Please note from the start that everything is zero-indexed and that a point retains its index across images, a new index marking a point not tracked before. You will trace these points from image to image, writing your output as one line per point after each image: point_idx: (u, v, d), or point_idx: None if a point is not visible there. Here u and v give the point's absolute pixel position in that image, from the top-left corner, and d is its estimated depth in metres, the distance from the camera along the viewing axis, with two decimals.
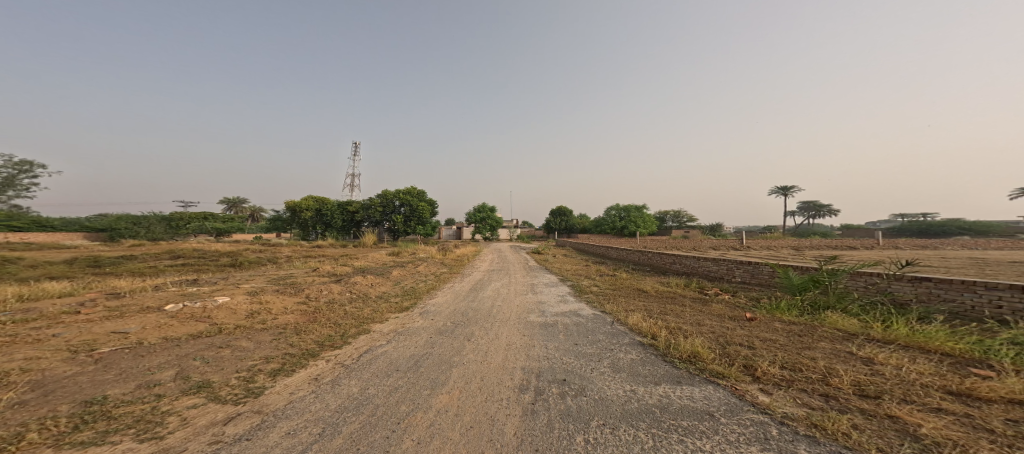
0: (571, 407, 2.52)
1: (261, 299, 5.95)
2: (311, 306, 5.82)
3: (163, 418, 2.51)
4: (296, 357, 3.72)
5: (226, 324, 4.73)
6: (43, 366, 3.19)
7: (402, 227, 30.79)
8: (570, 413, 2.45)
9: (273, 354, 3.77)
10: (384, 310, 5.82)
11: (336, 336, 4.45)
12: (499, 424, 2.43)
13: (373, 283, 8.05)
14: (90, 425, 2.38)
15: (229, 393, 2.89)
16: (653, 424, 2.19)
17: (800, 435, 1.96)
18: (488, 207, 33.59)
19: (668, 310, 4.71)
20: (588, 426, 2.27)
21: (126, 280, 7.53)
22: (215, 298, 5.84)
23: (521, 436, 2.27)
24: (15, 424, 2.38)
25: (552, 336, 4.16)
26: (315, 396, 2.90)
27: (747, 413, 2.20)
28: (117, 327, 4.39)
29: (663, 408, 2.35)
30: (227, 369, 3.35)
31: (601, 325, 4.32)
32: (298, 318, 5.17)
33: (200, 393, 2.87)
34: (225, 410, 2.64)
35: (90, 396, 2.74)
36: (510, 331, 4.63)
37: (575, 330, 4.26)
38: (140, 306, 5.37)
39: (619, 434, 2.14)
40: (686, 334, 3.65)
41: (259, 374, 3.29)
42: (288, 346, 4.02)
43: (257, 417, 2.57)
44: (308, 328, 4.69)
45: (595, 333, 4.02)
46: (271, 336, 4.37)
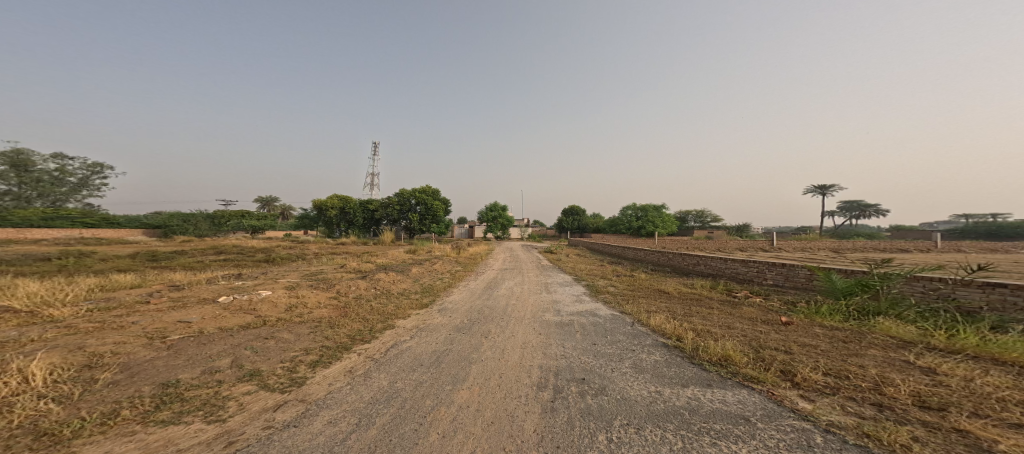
0: (591, 406, 2.50)
1: (297, 293, 6.10)
2: (342, 301, 5.93)
3: (223, 402, 2.62)
4: (332, 349, 3.80)
5: (269, 316, 4.83)
6: (129, 351, 3.35)
7: (418, 226, 31.33)
8: (590, 411, 2.43)
9: (312, 346, 3.86)
10: (405, 307, 5.89)
11: (364, 331, 4.51)
12: (518, 421, 2.43)
13: (394, 280, 8.15)
14: (167, 406, 2.51)
15: (275, 382, 3.00)
16: (682, 426, 2.15)
17: (849, 444, 1.91)
18: (500, 205, 33.65)
19: (694, 312, 4.63)
20: (611, 425, 2.25)
21: (181, 273, 7.89)
22: (259, 292, 6.02)
23: (541, 433, 2.26)
24: (111, 400, 2.54)
25: (569, 334, 4.14)
26: (351, 388, 2.97)
27: (788, 419, 2.15)
28: (182, 315, 4.57)
29: (693, 411, 2.30)
30: (273, 359, 3.46)
31: (620, 325, 4.29)
32: (331, 312, 5.27)
33: (252, 381, 2.98)
34: (274, 397, 2.74)
35: (165, 379, 2.88)
36: (525, 330, 4.62)
37: (592, 329, 4.23)
38: (198, 297, 5.59)
39: (645, 434, 2.11)
40: (715, 337, 3.59)
41: (301, 364, 3.38)
42: (324, 339, 4.10)
43: (301, 405, 2.66)
44: (340, 322, 4.77)
45: (614, 333, 3.98)
46: (309, 328, 4.47)
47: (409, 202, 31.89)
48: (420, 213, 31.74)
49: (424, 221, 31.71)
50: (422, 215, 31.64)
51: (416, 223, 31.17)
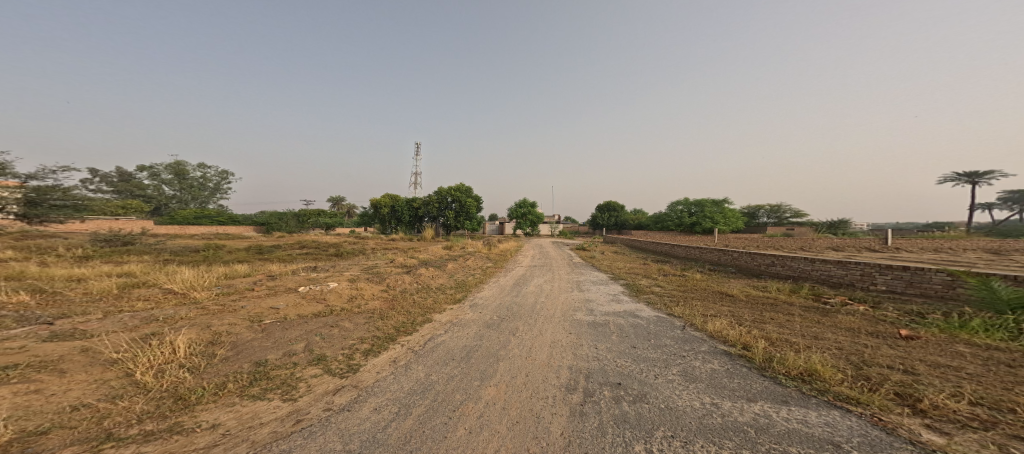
0: (627, 413, 2.39)
1: (357, 285, 6.39)
2: (390, 294, 6.13)
3: (296, 382, 2.84)
4: (382, 339, 3.93)
5: (335, 306, 5.07)
6: (238, 335, 3.71)
7: (454, 223, 32.17)
8: (626, 419, 2.33)
9: (368, 336, 4.01)
10: (440, 301, 5.97)
11: (408, 323, 4.61)
12: (545, 423, 2.36)
13: (433, 275, 8.31)
14: (257, 383, 2.79)
15: (337, 367, 3.17)
16: (744, 444, 2.01)
17: None
18: (529, 202, 33.39)
19: (769, 319, 4.31)
20: (651, 435, 2.14)
21: (276, 264, 8.76)
22: (328, 283, 6.41)
23: (568, 437, 2.19)
24: (220, 374, 2.90)
25: (603, 336, 4.01)
26: (395, 377, 3.05)
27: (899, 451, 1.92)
28: (272, 302, 5.00)
29: (760, 429, 2.14)
30: (336, 345, 3.66)
31: (667, 329, 4.11)
32: (381, 303, 5.43)
33: (319, 365, 3.18)
34: (335, 381, 2.91)
35: (257, 358, 3.18)
36: (554, 329, 4.54)
37: (631, 331, 4.08)
38: (287, 286, 6.08)
39: (693, 450, 1.98)
40: (794, 348, 3.30)
41: (357, 352, 3.55)
42: (377, 329, 4.25)
43: (355, 391, 2.78)
44: (389, 314, 4.90)
45: (659, 337, 3.82)
46: (366, 318, 4.65)
47: (446, 199, 32.82)
48: (455, 210, 32.56)
49: (459, 218, 32.54)
50: (457, 212, 32.44)
51: (453, 220, 32.11)
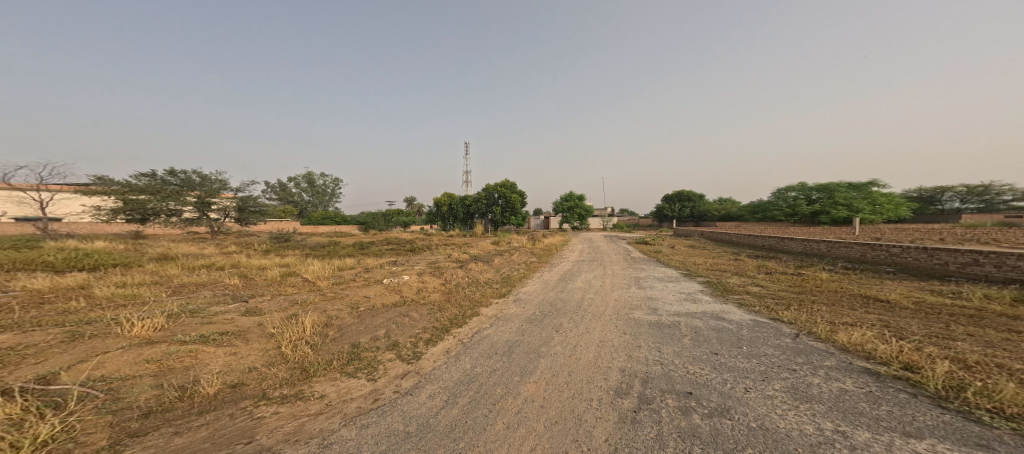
0: (702, 428, 2.19)
1: (423, 278, 6.86)
2: (446, 287, 6.33)
3: (376, 365, 3.32)
4: (438, 330, 4.25)
5: (405, 296, 5.60)
6: (342, 319, 4.50)
7: (500, 219, 32.58)
8: (695, 434, 2.14)
9: (429, 326, 4.39)
10: (487, 295, 6.00)
11: (460, 316, 4.81)
12: (586, 426, 2.31)
13: (480, 270, 8.34)
14: (350, 363, 3.34)
15: (406, 353, 3.60)
16: None
17: None
18: (576, 195, 32.79)
19: (980, 338, 3.30)
20: None
21: (370, 260, 10.36)
22: (402, 276, 7.13)
23: (614, 444, 2.11)
24: (330, 351, 3.56)
25: (672, 339, 3.72)
26: (448, 366, 3.32)
27: None
28: (363, 293, 5.84)
29: None
30: (406, 333, 4.13)
31: (771, 337, 3.63)
32: (440, 295, 5.75)
33: (394, 350, 3.65)
34: (403, 366, 3.31)
35: (353, 341, 3.81)
36: (604, 327, 4.32)
37: (709, 337, 3.71)
38: (375, 279, 7.08)
39: None
40: (996, 375, 2.57)
41: (420, 341, 3.93)
42: (438, 321, 4.60)
43: (417, 377, 3.11)
44: (443, 307, 5.16)
45: (752, 345, 3.41)
46: (428, 309, 5.03)
47: (492, 196, 33.48)
48: (502, 206, 32.97)
49: (505, 214, 32.89)
50: (503, 208, 32.81)
51: (499, 215, 32.84)
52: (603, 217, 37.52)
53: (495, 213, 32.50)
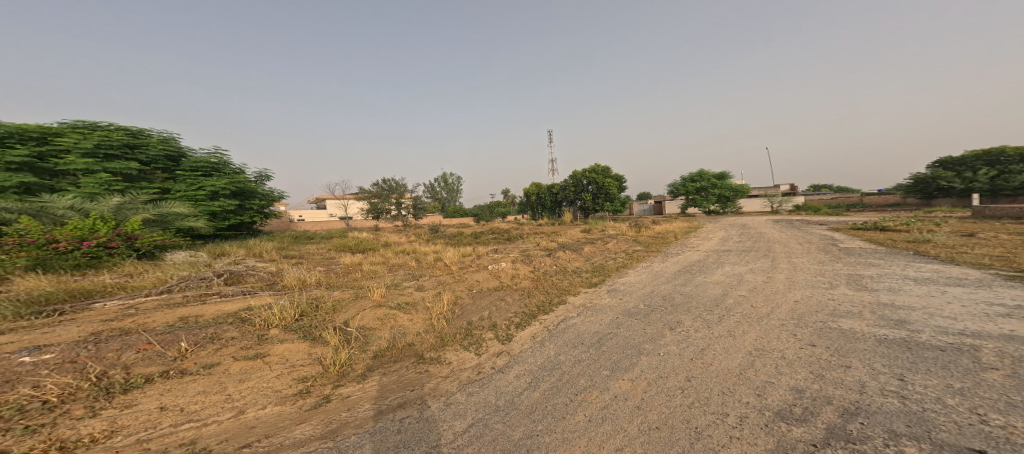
0: None
1: (516, 267, 8.69)
2: (533, 275, 8.05)
3: (481, 340, 4.77)
4: (527, 317, 5.58)
5: (501, 282, 7.46)
6: (463, 298, 6.51)
7: (591, 206, 32.71)
8: None
9: (520, 311, 5.86)
10: (578, 284, 7.26)
11: (547, 303, 6.16)
12: (705, 442, 2.46)
13: (569, 258, 9.72)
14: (466, 337, 4.87)
15: (503, 334, 4.96)
16: None
17: None
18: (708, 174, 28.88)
19: None
20: None
21: (489, 251, 12.96)
22: (501, 265, 9.17)
23: None
24: (455, 327, 5.25)
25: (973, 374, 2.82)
26: (532, 351, 4.37)
27: None
28: (477, 276, 8.00)
29: None
30: (503, 316, 5.63)
31: None
32: (529, 283, 7.38)
33: (494, 330, 5.10)
34: (499, 345, 4.61)
35: (469, 318, 5.49)
36: (792, 341, 3.84)
37: None
38: (479, 267, 9.58)
39: None
40: None
41: (512, 325, 5.29)
42: (527, 305, 6.08)
43: (508, 357, 4.24)
44: (532, 293, 6.73)
45: None
46: (520, 294, 6.65)
47: (580, 182, 33.64)
48: (592, 193, 32.92)
49: (596, 200, 32.69)
50: (594, 194, 32.77)
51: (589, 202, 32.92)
52: (765, 195, 31.30)
53: (585, 200, 32.62)
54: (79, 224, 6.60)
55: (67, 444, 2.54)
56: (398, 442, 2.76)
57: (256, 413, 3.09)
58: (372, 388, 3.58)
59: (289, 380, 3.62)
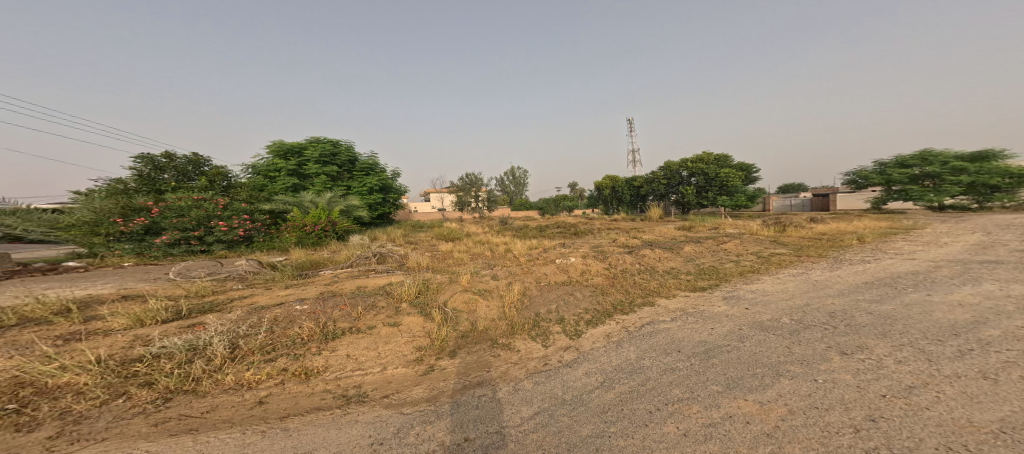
0: None
1: (587, 262, 8.35)
2: (612, 273, 7.62)
3: (548, 333, 4.71)
4: (600, 315, 5.35)
5: (570, 277, 7.23)
6: (531, 290, 6.41)
7: (693, 200, 29.41)
8: None
9: (590, 308, 5.61)
10: (672, 288, 6.62)
11: (625, 303, 5.81)
12: None
13: (661, 258, 8.91)
14: (531, 328, 4.89)
15: (571, 330, 4.82)
16: None
17: None
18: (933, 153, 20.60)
19: None
20: None
21: (589, 246, 12.72)
22: (570, 259, 8.94)
23: None
24: (525, 316, 5.28)
25: None
26: (605, 350, 4.14)
27: None
28: (554, 268, 7.94)
29: None
30: (572, 311, 5.49)
31: None
32: (602, 281, 7.00)
33: (561, 325, 5.00)
34: (567, 340, 4.51)
35: (537, 310, 5.49)
36: None
37: None
38: (547, 259, 9.66)
39: None
40: None
41: (581, 321, 5.12)
42: (599, 303, 5.81)
43: (576, 353, 4.11)
44: (608, 291, 6.39)
45: None
46: (591, 292, 6.35)
47: (677, 174, 31.32)
48: (695, 186, 29.73)
49: (700, 194, 29.41)
50: (698, 187, 29.52)
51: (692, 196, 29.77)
52: None
53: (686, 196, 29.67)
54: (314, 215, 12.54)
55: (308, 371, 3.58)
56: (475, 417, 2.91)
57: (393, 370, 3.72)
58: (458, 365, 3.85)
59: (416, 346, 4.28)
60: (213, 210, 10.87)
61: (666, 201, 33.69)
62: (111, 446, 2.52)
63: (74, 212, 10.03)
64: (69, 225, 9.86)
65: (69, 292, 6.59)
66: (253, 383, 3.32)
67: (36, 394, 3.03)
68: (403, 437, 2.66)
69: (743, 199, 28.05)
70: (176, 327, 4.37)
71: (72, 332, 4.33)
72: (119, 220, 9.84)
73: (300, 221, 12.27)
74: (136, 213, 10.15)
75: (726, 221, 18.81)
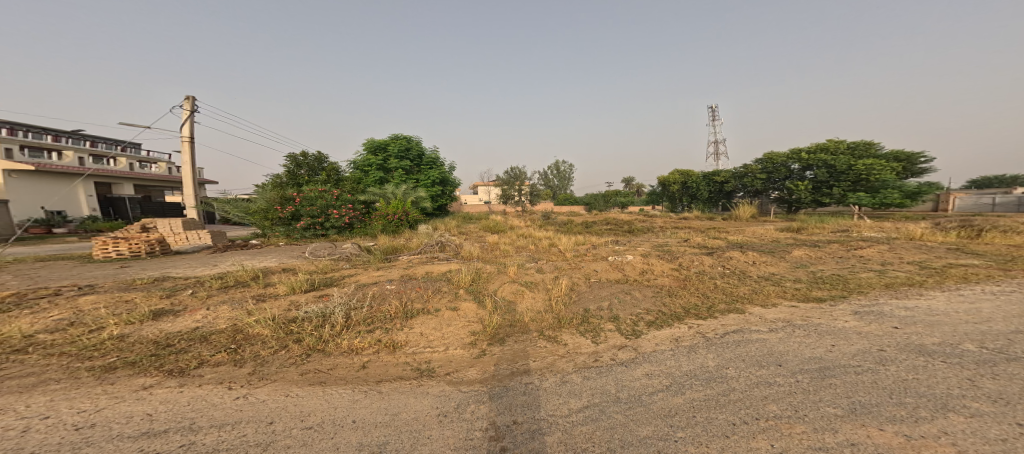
0: None
1: (652, 264, 9.61)
2: (682, 275, 8.93)
3: (600, 331, 5.98)
4: (667, 317, 6.47)
5: (632, 278, 8.62)
6: (580, 286, 8.16)
7: (806, 197, 24.93)
8: None
9: (650, 308, 6.91)
10: (778, 296, 7.29)
11: (701, 308, 6.83)
12: None
13: (762, 263, 9.81)
14: (580, 324, 6.28)
15: (628, 330, 6.00)
16: None
17: None
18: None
19: None
20: None
21: (701, 246, 13.19)
22: (624, 259, 10.20)
23: None
24: (573, 312, 6.83)
25: None
26: (670, 352, 5.07)
27: None
28: (636, 270, 9.23)
29: None
30: (627, 311, 6.79)
31: None
32: (674, 284, 8.22)
33: (628, 326, 6.17)
34: (622, 338, 5.68)
35: (586, 307, 7.00)
36: None
37: None
38: (591, 256, 11.28)
39: None
40: None
41: (642, 322, 6.32)
42: (662, 306, 7.00)
43: (633, 354, 5.08)
44: (678, 294, 7.57)
45: None
46: (654, 293, 7.60)
47: (781, 167, 27.45)
48: (811, 181, 24.89)
49: (816, 191, 24.57)
50: (814, 183, 24.64)
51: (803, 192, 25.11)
52: None
53: (797, 193, 25.30)
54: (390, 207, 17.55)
55: (392, 344, 5.48)
56: (522, 402, 3.93)
57: (450, 351, 5.39)
58: (504, 352, 5.33)
59: (467, 331, 6.08)
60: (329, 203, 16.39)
61: (768, 199, 29.48)
62: (278, 386, 4.25)
63: (256, 202, 16.46)
64: (254, 211, 16.35)
65: (257, 261, 11.50)
66: (358, 350, 5.22)
67: (244, 338, 5.50)
68: (462, 413, 3.75)
69: (894, 196, 19.96)
70: (311, 297, 7.34)
71: (256, 293, 7.71)
72: (280, 208, 15.92)
73: (385, 212, 17.45)
74: (287, 202, 16.09)
75: (865, 223, 17.24)
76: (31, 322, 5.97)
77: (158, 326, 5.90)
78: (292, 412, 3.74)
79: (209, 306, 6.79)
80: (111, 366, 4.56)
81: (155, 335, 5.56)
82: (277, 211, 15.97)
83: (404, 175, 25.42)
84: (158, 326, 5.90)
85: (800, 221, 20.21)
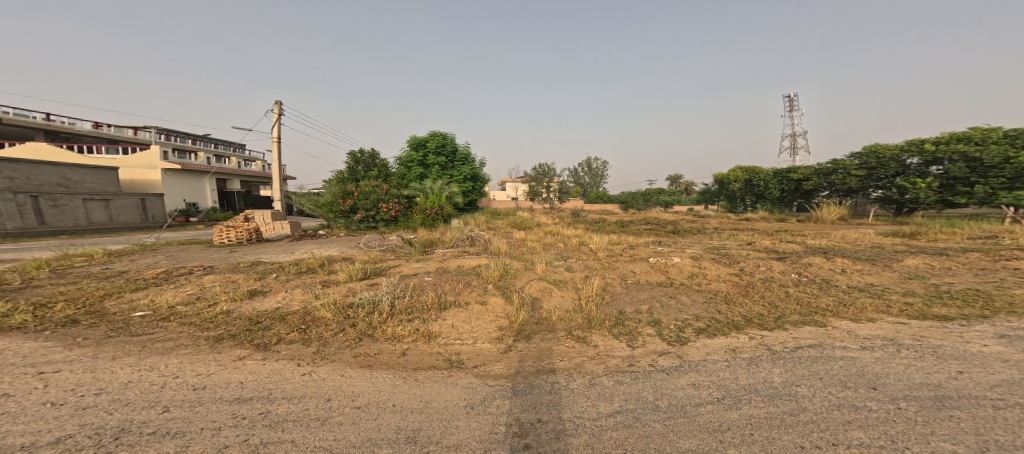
0: None
1: (702, 265, 7.03)
2: (744, 280, 6.17)
3: (638, 335, 4.17)
4: (721, 324, 4.44)
5: (676, 279, 6.17)
6: (615, 285, 5.83)
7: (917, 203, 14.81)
8: None
9: (701, 314, 4.73)
10: (867, 308, 4.72)
11: (767, 317, 4.58)
12: None
13: (857, 274, 6.50)
14: (611, 325, 4.46)
15: (668, 334, 4.17)
16: None
17: None
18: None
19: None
20: None
21: (770, 246, 10.51)
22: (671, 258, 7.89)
23: None
24: (603, 311, 4.93)
25: None
26: (727, 363, 3.33)
27: None
28: (678, 263, 7.13)
29: None
30: (672, 315, 4.76)
31: None
32: (729, 288, 5.78)
33: (659, 328, 4.36)
34: (662, 344, 3.91)
35: (622, 308, 4.99)
36: None
37: None
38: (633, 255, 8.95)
39: None
40: None
41: (689, 327, 4.38)
42: (716, 312, 4.82)
43: (676, 359, 3.48)
44: (737, 300, 5.21)
45: None
46: (705, 298, 5.31)
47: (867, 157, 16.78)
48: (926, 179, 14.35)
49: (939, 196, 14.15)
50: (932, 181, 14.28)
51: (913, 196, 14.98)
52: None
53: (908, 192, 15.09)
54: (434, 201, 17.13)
55: (427, 334, 4.19)
56: (548, 400, 2.75)
57: (474, 343, 4.04)
58: (531, 349, 3.86)
59: (497, 320, 4.68)
60: (383, 197, 16.30)
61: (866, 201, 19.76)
62: (333, 368, 3.27)
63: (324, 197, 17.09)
64: (323, 204, 16.88)
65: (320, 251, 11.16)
66: (399, 337, 4.03)
67: (310, 321, 4.45)
68: (487, 406, 2.68)
69: None
70: (363, 284, 6.12)
71: (320, 278, 6.60)
72: (342, 201, 16.18)
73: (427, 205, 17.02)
74: (348, 196, 16.36)
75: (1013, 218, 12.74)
76: (172, 294, 5.38)
77: (252, 304, 5.03)
78: (344, 391, 2.84)
79: (290, 288, 5.76)
80: (219, 336, 3.96)
81: (252, 312, 4.74)
82: (340, 204, 16.25)
83: (439, 171, 25.52)
84: (255, 304, 5.04)
85: (911, 224, 14.29)
